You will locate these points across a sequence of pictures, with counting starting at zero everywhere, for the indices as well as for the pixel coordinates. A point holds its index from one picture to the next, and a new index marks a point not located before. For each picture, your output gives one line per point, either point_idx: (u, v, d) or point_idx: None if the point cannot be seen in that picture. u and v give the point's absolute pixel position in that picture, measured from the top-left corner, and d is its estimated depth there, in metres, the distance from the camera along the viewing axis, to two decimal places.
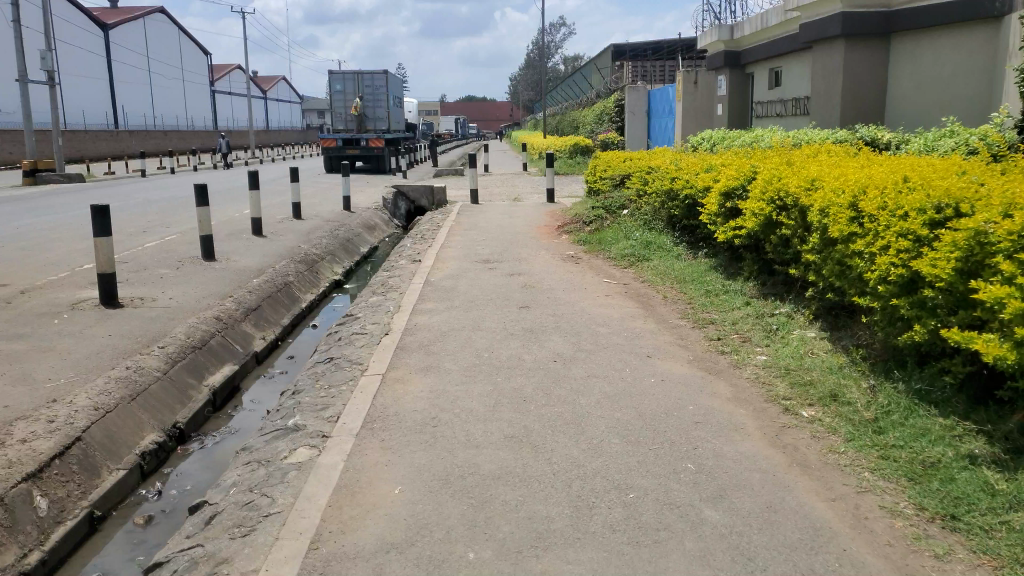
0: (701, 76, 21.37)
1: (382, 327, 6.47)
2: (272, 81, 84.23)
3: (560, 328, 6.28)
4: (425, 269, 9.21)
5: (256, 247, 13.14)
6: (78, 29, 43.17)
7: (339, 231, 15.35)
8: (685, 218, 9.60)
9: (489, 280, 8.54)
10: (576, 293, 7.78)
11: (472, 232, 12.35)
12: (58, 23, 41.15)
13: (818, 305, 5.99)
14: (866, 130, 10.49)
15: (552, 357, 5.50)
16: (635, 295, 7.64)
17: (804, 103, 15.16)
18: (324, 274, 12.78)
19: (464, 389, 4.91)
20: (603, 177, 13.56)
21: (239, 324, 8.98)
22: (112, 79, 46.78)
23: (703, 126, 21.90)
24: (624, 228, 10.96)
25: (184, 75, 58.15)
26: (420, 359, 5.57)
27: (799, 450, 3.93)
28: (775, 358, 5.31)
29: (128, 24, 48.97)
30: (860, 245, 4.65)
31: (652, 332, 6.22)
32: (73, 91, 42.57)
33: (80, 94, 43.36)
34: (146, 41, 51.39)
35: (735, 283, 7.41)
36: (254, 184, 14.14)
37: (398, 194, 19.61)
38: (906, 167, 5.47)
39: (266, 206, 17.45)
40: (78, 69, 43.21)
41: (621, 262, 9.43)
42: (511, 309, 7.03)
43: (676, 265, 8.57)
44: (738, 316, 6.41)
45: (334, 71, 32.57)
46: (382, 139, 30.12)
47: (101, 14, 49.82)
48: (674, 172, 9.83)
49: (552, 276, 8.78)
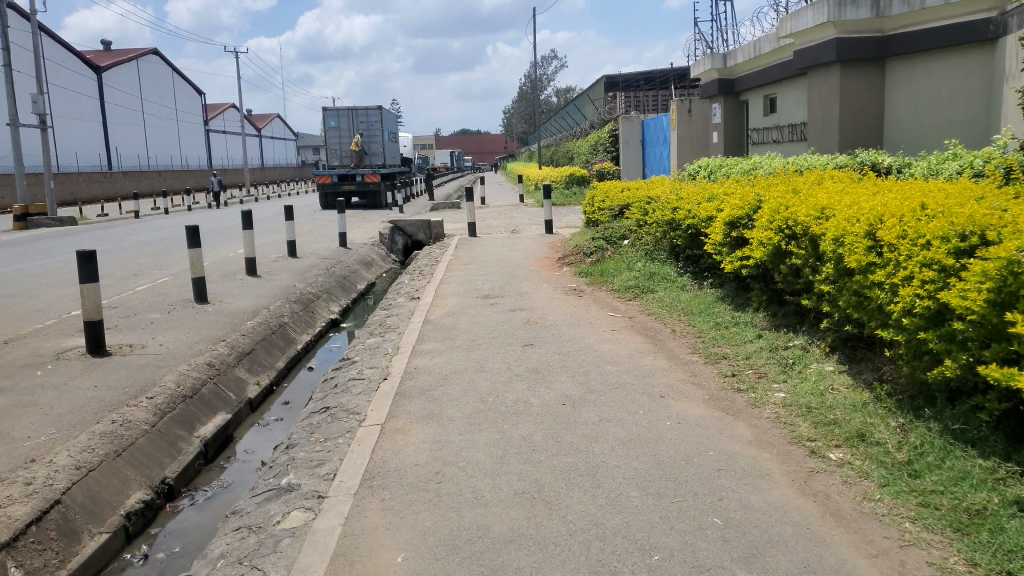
0: (695, 104, 21.40)
1: (380, 372, 6.20)
2: (266, 120, 84.85)
3: (567, 367, 6.02)
4: (424, 307, 8.97)
5: (251, 288, 12.89)
6: (71, 73, 43.46)
7: (335, 268, 15.12)
8: (689, 248, 9.38)
9: (490, 317, 8.29)
10: (581, 329, 7.52)
11: (471, 267, 12.13)
12: (51, 67, 41.40)
13: (834, 337, 5.71)
14: (867, 154, 10.34)
15: (561, 400, 5.23)
16: (641, 330, 7.39)
17: (801, 129, 15.09)
18: (320, 313, 12.53)
19: (469, 438, 4.63)
20: (603, 207, 13.40)
21: (232, 370, 8.71)
22: (106, 121, 46.99)
23: (699, 154, 21.85)
24: (626, 259, 10.74)
25: (179, 115, 58.54)
26: (422, 406, 5.29)
27: (831, 498, 3.62)
28: (794, 395, 5.03)
29: (122, 67, 49.38)
30: (881, 275, 4.41)
31: (661, 369, 5.95)
32: (66, 134, 42.69)
33: (74, 136, 43.48)
34: (139, 83, 51.79)
35: (745, 315, 7.16)
36: (247, 224, 13.95)
37: (394, 229, 19.50)
38: (922, 192, 5.26)
39: (261, 245, 17.25)
40: (71, 113, 43.40)
41: (624, 294, 9.19)
42: (514, 348, 6.77)
43: (682, 297, 8.33)
44: (750, 350, 6.14)
45: (328, 108, 32.68)
46: (377, 174, 30.12)
47: (95, 57, 50.23)
48: (676, 201, 9.64)
49: (555, 311, 8.52)
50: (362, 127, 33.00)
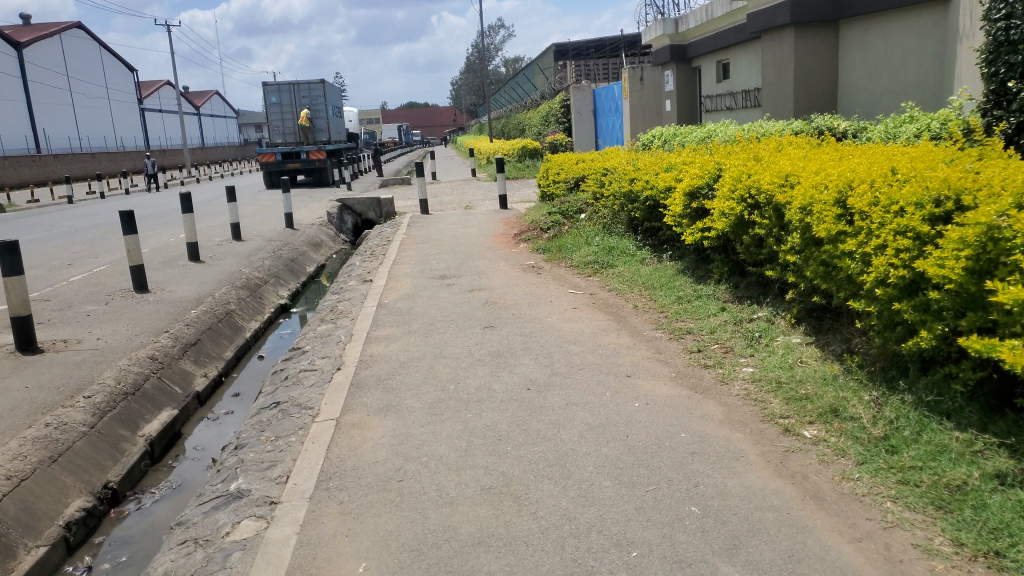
0: (647, 72, 21.24)
1: (334, 362, 5.90)
2: (205, 97, 81.97)
3: (529, 350, 5.81)
4: (379, 289, 8.65)
5: (193, 274, 12.32)
6: None
7: (282, 251, 14.60)
8: (647, 220, 9.26)
9: (447, 299, 8.02)
10: (541, 308, 7.31)
11: (425, 245, 11.81)
12: None
13: (800, 308, 5.65)
14: (821, 121, 10.34)
15: (524, 385, 5.02)
16: (603, 307, 7.22)
17: (754, 95, 15.11)
18: (269, 299, 12.07)
19: (431, 431, 4.39)
20: (557, 180, 13.19)
21: (176, 363, 8.27)
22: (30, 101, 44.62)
23: (651, 123, 21.77)
24: (584, 234, 10.57)
25: (111, 93, 56.07)
26: (379, 397, 5.03)
27: (810, 480, 3.50)
28: (763, 370, 4.92)
29: (46, 43, 46.81)
30: (852, 245, 4.32)
31: (626, 347, 5.78)
32: None
33: None
34: (65, 59, 49.24)
35: (707, 287, 7.07)
36: (187, 207, 13.32)
37: (343, 208, 18.94)
38: (888, 157, 5.20)
39: (203, 229, 16.55)
40: None
41: (583, 269, 9.02)
42: (474, 331, 6.53)
43: (642, 271, 8.20)
44: (715, 324, 6.04)
45: (268, 83, 31.44)
46: (324, 151, 29.29)
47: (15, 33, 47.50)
48: (633, 173, 9.48)
49: (513, 290, 8.30)
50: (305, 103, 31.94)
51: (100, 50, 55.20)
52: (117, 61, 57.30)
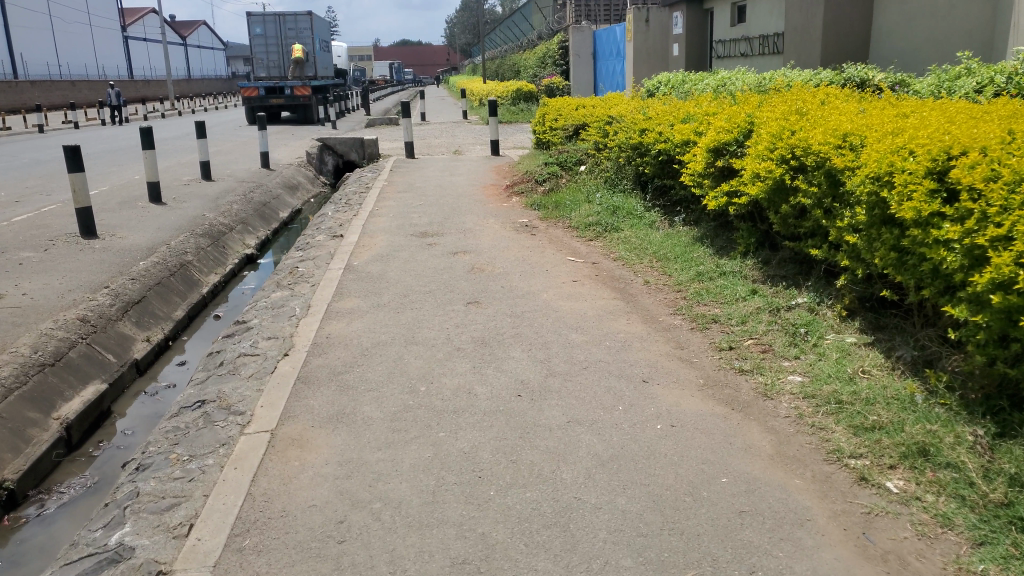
0: (653, 14, 19.74)
1: (280, 345, 4.83)
2: (190, 27, 78.61)
3: (521, 338, 4.76)
4: (348, 247, 7.55)
5: (151, 218, 11.09)
6: None
7: (254, 194, 13.37)
8: (659, 177, 8.13)
9: (427, 263, 6.91)
10: (535, 280, 6.23)
11: (405, 195, 10.63)
12: None
13: (854, 297, 4.64)
14: (854, 71, 9.18)
15: (514, 390, 3.99)
16: (608, 281, 6.13)
17: (774, 41, 13.82)
18: (232, 248, 10.89)
19: (390, 459, 3.35)
20: (555, 127, 11.95)
21: (113, 325, 7.11)
22: (9, 24, 41.99)
23: (656, 68, 20.34)
24: (584, 189, 9.43)
25: (91, 19, 53.27)
26: (329, 402, 4.01)
27: (911, 569, 2.54)
28: (816, 382, 3.87)
29: None
30: (955, 232, 3.27)
31: (639, 338, 4.74)
32: None
33: None
34: None
35: (731, 261, 6.01)
36: (148, 144, 11.99)
37: (323, 147, 17.56)
38: (982, 116, 4.14)
39: (170, 167, 15.21)
40: None
41: (584, 232, 7.89)
42: (455, 309, 5.45)
43: (652, 237, 7.11)
44: (747, 311, 5.00)
45: (253, 13, 29.44)
46: (308, 86, 27.59)
47: None
48: (643, 122, 8.30)
49: (503, 254, 7.19)
50: (291, 36, 30.12)
51: None
52: None
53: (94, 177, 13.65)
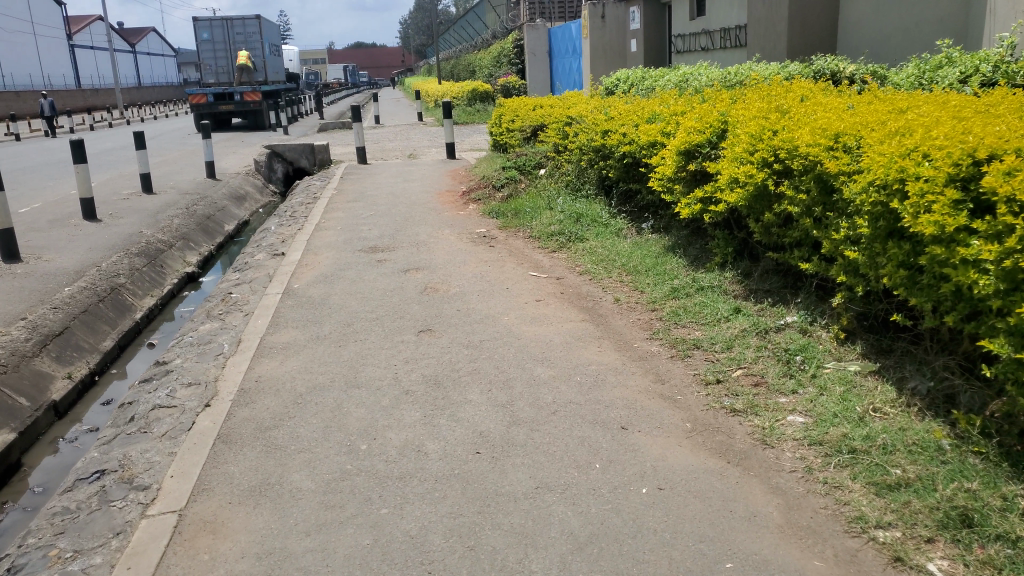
0: (609, 9, 19.30)
1: (201, 394, 4.13)
2: (137, 32, 76.29)
3: (479, 375, 4.16)
4: (289, 268, 6.86)
5: (83, 236, 10.07)
6: None
7: (196, 207, 12.52)
8: (625, 181, 7.61)
9: (375, 283, 6.26)
10: (495, 300, 5.63)
11: (355, 205, 9.95)
12: None
13: (853, 318, 4.16)
14: (824, 63, 8.80)
15: (471, 445, 3.39)
16: (577, 300, 5.55)
17: (736, 34, 13.47)
18: (171, 267, 9.88)
19: (321, 549, 2.75)
20: (511, 128, 11.37)
21: (29, 363, 6.17)
22: None
23: (615, 66, 19.94)
24: (545, 195, 8.86)
25: (35, 27, 51.29)
26: (252, 468, 3.37)
27: None
28: (821, 425, 3.39)
29: None
30: (991, 252, 2.77)
31: (614, 372, 4.18)
32: None
33: None
34: None
35: (708, 275, 5.50)
36: (80, 156, 10.74)
37: (272, 154, 16.70)
38: (992, 110, 3.69)
39: (107, 180, 14.26)
40: None
41: (547, 242, 7.31)
42: (404, 339, 4.81)
43: (620, 247, 6.58)
44: (732, 335, 4.49)
45: (199, 17, 28.27)
46: (259, 91, 26.61)
47: None
48: (606, 123, 7.76)
49: (459, 270, 6.58)
50: (240, 40, 29.03)
51: None
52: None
53: (23, 194, 12.64)
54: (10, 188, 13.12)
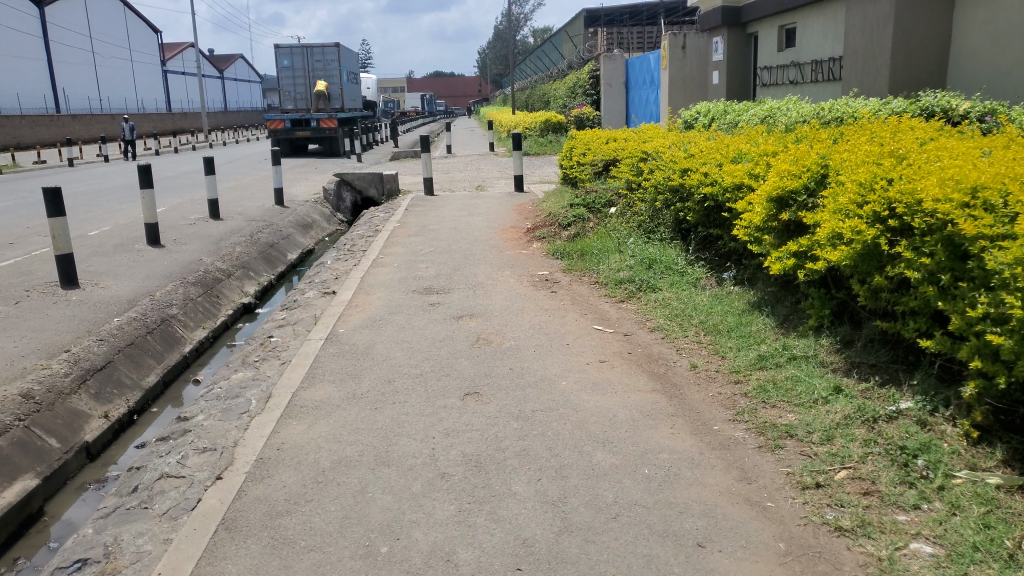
0: (690, 40, 18.64)
1: (214, 464, 3.68)
2: (228, 61, 79.97)
3: (528, 460, 3.56)
4: (337, 309, 6.44)
5: (144, 262, 9.98)
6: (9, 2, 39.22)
7: (260, 234, 12.41)
8: (705, 226, 6.95)
9: (425, 331, 5.75)
10: (552, 358, 5.03)
11: (416, 239, 9.56)
12: None
13: (990, 415, 3.41)
14: (933, 100, 7.98)
15: (510, 558, 2.81)
16: (646, 364, 4.90)
17: (830, 67, 12.65)
18: (227, 297, 9.63)
19: None
20: (582, 162, 10.83)
21: (65, 400, 5.89)
22: (52, 61, 42.75)
23: (693, 98, 19.21)
24: (615, 235, 8.25)
25: (133, 55, 54.30)
26: (253, 568, 2.83)
27: None
28: (957, 563, 2.67)
29: (70, 3, 44.84)
30: None
31: (689, 465, 3.52)
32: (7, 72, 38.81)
33: (14, 75, 39.45)
34: (89, 19, 47.29)
35: (802, 343, 4.78)
36: (146, 182, 10.73)
37: (342, 182, 16.61)
38: None
39: (179, 205, 14.41)
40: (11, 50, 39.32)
41: (613, 290, 6.70)
42: (447, 404, 4.25)
43: (698, 302, 5.91)
44: (834, 422, 3.76)
45: (281, 45, 29.24)
46: (335, 119, 27.02)
47: None
48: (686, 162, 7.13)
49: (516, 319, 6.02)
50: (319, 68, 29.63)
51: (126, 11, 53.37)
52: (138, 18, 55.34)
53: (97, 217, 12.84)
54: (86, 211, 13.36)
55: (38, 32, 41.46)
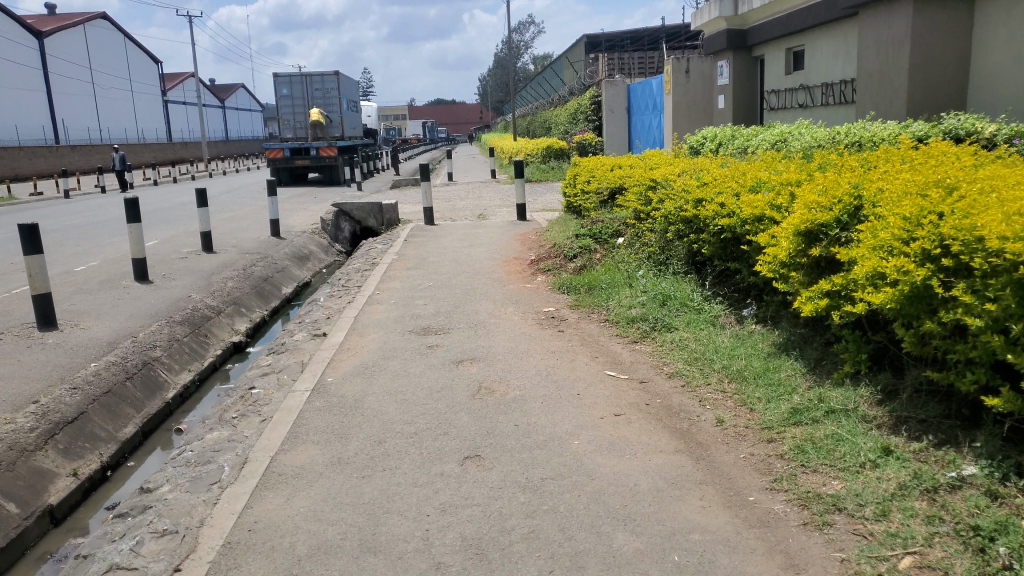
0: (694, 64, 18.39)
1: (172, 552, 3.20)
2: (230, 91, 80.41)
3: (536, 546, 3.07)
4: (328, 354, 5.96)
5: (129, 300, 9.54)
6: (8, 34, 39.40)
7: (254, 268, 11.97)
8: (722, 259, 6.52)
9: (422, 379, 5.25)
10: (561, 413, 4.55)
11: (415, 273, 9.12)
12: None
13: None
14: (959, 122, 7.60)
15: None
16: (666, 420, 4.44)
17: (842, 89, 12.36)
18: (217, 336, 9.16)
19: None
20: (587, 190, 10.44)
21: (29, 459, 5.37)
22: (52, 93, 42.82)
23: (699, 122, 18.89)
24: (624, 268, 7.81)
25: (134, 86, 54.52)
26: None
27: None
28: None
29: (70, 36, 45.06)
30: None
31: (725, 549, 3.02)
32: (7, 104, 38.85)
33: (14, 107, 39.48)
34: (89, 51, 47.50)
35: (840, 393, 4.31)
36: (134, 216, 10.32)
37: (340, 213, 16.22)
38: None
39: (171, 238, 14.01)
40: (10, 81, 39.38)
41: (625, 329, 6.26)
42: (444, 472, 3.76)
43: (720, 346, 5.47)
44: (889, 492, 3.25)
45: (279, 74, 29.08)
46: (334, 147, 26.76)
47: (42, 25, 45.96)
48: (699, 191, 6.73)
49: (521, 364, 5.54)
50: (318, 96, 29.55)
51: (127, 43, 53.68)
52: (139, 49, 55.60)
53: (86, 252, 12.44)
54: (76, 245, 12.97)
55: (37, 64, 41.61)
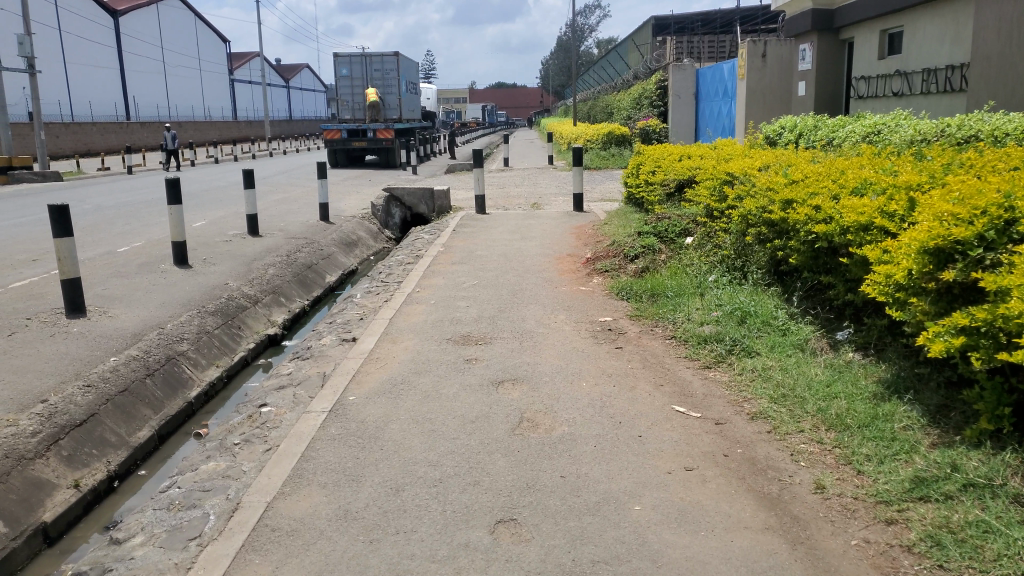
0: (772, 48, 17.12)
1: None
2: (295, 71, 81.20)
3: None
4: (355, 363, 5.28)
5: (164, 286, 9.08)
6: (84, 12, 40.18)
7: (298, 254, 11.44)
8: (813, 270, 5.60)
9: (455, 404, 4.51)
10: (619, 464, 3.76)
11: (461, 269, 8.39)
12: (63, 13, 38.18)
13: None
14: None
15: None
16: (751, 481, 3.65)
17: (946, 76, 11.14)
18: (252, 327, 8.60)
19: None
20: (651, 181, 9.51)
21: (25, 468, 4.59)
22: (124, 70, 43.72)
23: (775, 109, 17.62)
24: (694, 273, 6.91)
25: (203, 65, 55.38)
26: None
27: None
28: None
29: (142, 14, 45.81)
30: None
31: None
32: (81, 79, 39.74)
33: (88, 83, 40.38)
34: (161, 29, 48.27)
35: (978, 460, 3.42)
36: (174, 197, 9.84)
37: (391, 197, 15.63)
38: None
39: (219, 219, 13.64)
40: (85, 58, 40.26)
41: (696, 350, 5.38)
42: (469, 547, 3.02)
43: (814, 378, 4.57)
44: None
45: (339, 53, 28.70)
46: (392, 129, 26.24)
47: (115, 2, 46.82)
48: (788, 190, 5.79)
49: (572, 390, 4.74)
50: (378, 77, 29.13)
51: (197, 22, 54.39)
52: (208, 28, 56.35)
53: (133, 231, 12.13)
54: (124, 224, 12.68)
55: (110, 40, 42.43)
